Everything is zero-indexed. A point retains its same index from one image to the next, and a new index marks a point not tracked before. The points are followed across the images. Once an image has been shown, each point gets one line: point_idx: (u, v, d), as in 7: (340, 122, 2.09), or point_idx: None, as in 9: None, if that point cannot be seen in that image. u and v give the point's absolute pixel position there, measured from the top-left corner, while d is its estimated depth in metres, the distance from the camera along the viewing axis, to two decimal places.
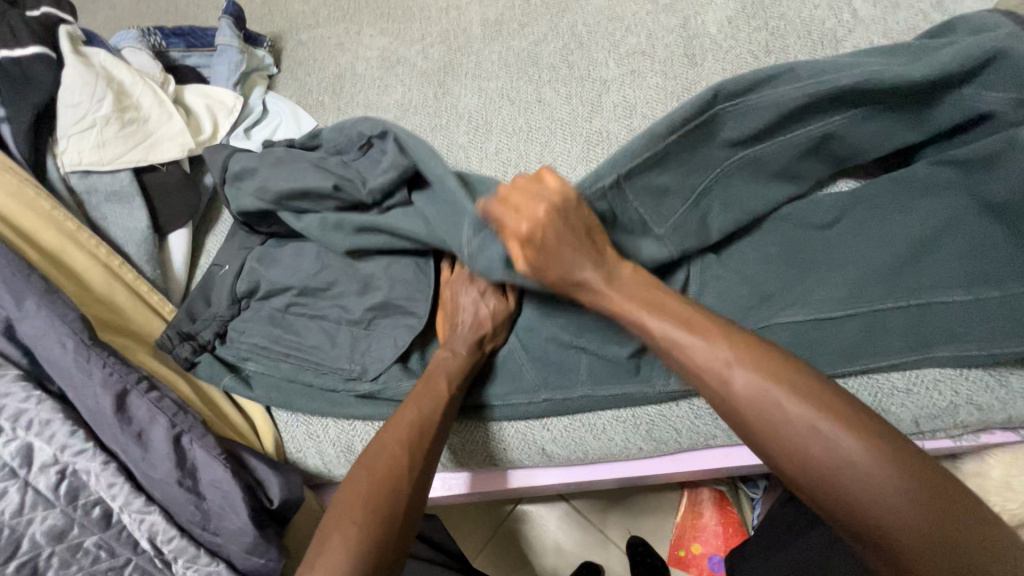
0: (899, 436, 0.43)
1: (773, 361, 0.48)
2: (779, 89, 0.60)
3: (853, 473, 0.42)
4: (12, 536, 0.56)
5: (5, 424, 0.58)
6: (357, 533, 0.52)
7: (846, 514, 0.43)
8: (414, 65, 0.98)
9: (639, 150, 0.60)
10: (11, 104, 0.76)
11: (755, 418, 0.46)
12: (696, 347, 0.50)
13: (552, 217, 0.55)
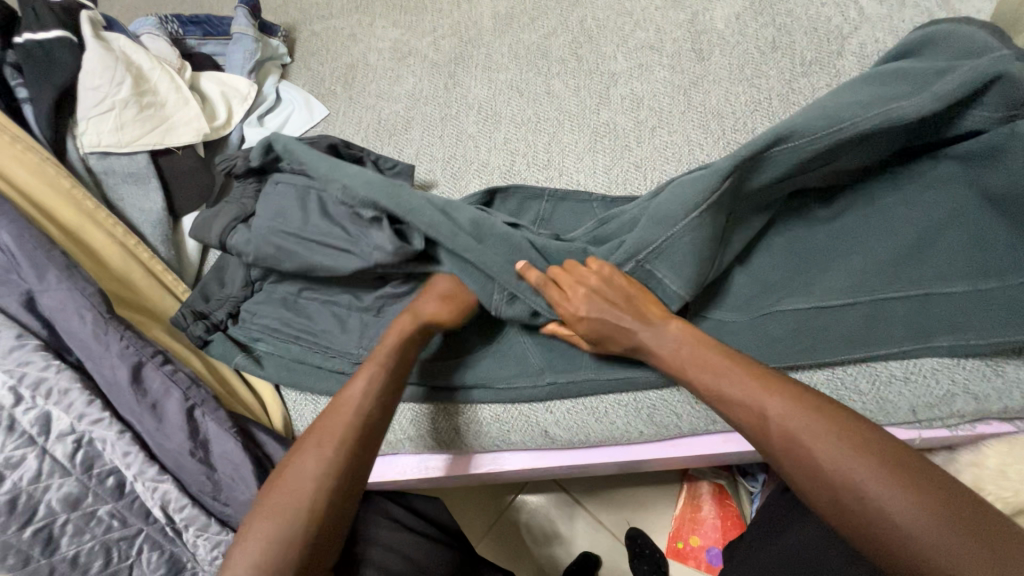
0: (941, 496, 0.42)
1: (814, 409, 0.49)
2: (809, 139, 0.59)
3: (883, 524, 0.43)
4: (29, 501, 0.58)
5: (25, 392, 0.59)
6: (272, 530, 0.50)
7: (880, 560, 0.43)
8: (425, 56, 1.00)
9: (666, 222, 0.61)
10: (34, 85, 0.78)
11: (789, 461, 0.48)
12: (735, 390, 0.53)
13: (597, 292, 0.60)
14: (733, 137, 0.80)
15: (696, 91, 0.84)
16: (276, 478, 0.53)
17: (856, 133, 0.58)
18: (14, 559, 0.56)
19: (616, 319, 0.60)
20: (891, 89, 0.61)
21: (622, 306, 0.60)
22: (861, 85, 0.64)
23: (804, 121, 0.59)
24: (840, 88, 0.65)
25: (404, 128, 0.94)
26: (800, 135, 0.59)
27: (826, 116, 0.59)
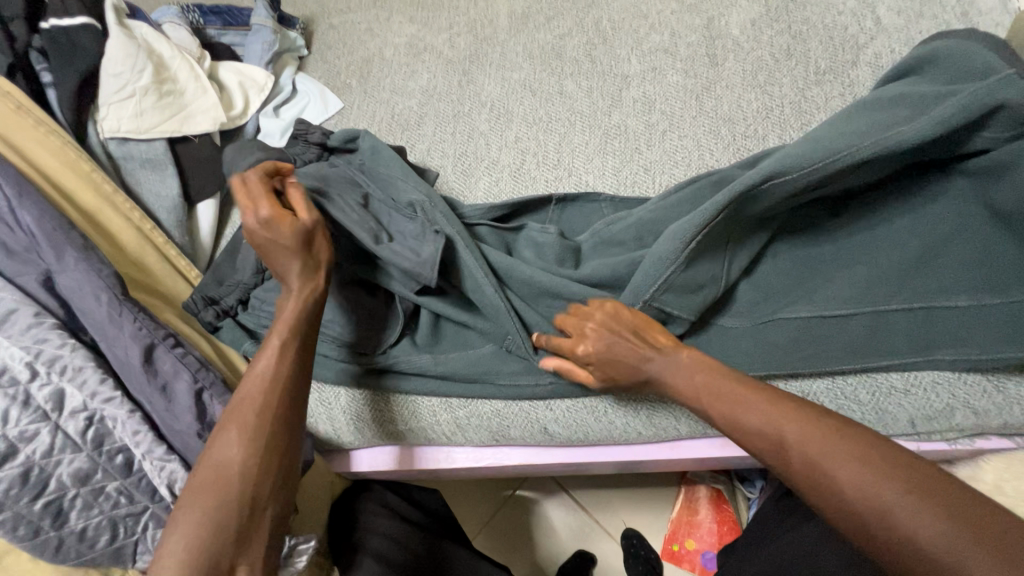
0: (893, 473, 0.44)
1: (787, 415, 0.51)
2: (804, 173, 0.58)
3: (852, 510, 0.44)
4: (41, 475, 0.60)
5: (40, 368, 0.61)
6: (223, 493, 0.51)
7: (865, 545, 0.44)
8: (440, 53, 1.01)
9: (672, 254, 0.61)
10: (59, 70, 0.80)
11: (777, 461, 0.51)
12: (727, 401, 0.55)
13: (600, 335, 0.62)
14: (744, 143, 0.80)
15: (708, 96, 0.84)
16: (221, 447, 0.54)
17: (857, 160, 0.58)
18: (26, 529, 0.59)
19: (625, 355, 0.60)
20: (889, 115, 0.61)
21: (631, 347, 0.60)
22: (859, 111, 0.63)
23: (798, 154, 0.58)
24: (841, 115, 0.63)
25: (417, 123, 0.95)
26: (795, 169, 0.58)
27: (821, 145, 0.58)
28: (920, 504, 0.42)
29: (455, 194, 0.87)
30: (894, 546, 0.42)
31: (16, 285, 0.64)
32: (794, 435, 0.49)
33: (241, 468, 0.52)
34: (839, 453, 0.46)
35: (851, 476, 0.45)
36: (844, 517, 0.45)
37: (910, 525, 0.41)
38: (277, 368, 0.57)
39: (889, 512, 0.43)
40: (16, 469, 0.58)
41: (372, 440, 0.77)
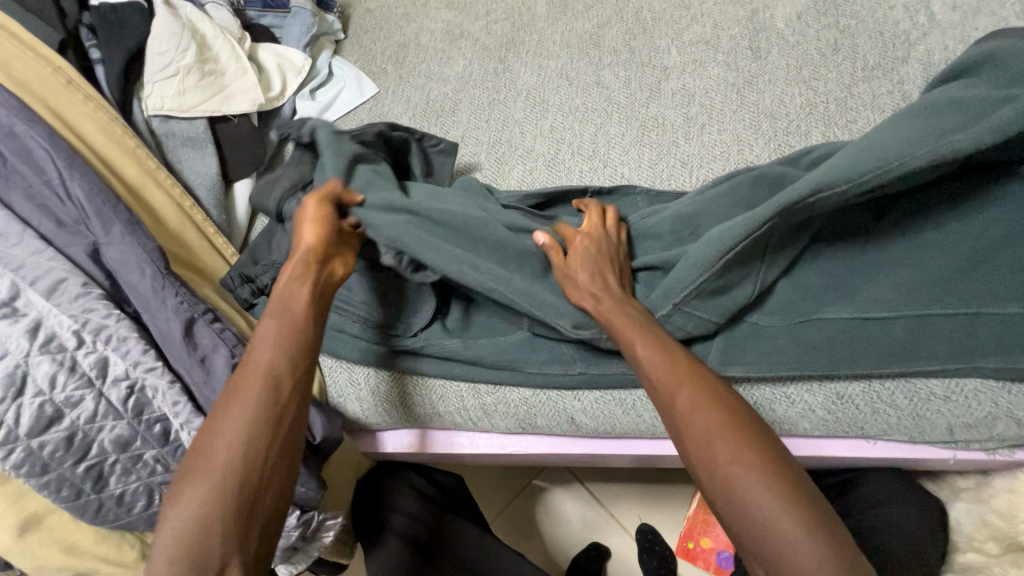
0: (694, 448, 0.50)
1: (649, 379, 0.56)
2: (850, 183, 0.56)
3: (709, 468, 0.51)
4: (84, 439, 0.62)
5: (87, 337, 0.63)
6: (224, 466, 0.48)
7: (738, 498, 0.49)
8: (477, 40, 1.00)
9: (713, 259, 0.60)
10: (107, 47, 0.81)
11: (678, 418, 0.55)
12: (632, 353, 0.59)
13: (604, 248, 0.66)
14: (786, 139, 0.78)
15: (750, 90, 0.83)
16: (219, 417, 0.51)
17: (903, 172, 0.56)
18: (69, 490, 0.61)
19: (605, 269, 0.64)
20: (943, 120, 0.58)
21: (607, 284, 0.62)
22: (910, 116, 0.60)
23: (844, 165, 0.57)
24: (891, 122, 0.61)
25: (451, 109, 0.95)
26: (843, 178, 0.56)
27: (870, 157, 0.56)
28: (794, 508, 0.44)
29: (488, 181, 0.87)
30: (756, 535, 0.44)
31: (66, 256, 0.65)
32: (709, 415, 0.50)
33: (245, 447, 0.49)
34: (737, 442, 0.47)
35: (744, 471, 0.46)
36: (722, 499, 0.47)
37: (773, 523, 0.44)
38: (268, 362, 0.53)
39: (761, 507, 0.44)
40: (61, 432, 0.60)
41: (400, 422, 0.78)
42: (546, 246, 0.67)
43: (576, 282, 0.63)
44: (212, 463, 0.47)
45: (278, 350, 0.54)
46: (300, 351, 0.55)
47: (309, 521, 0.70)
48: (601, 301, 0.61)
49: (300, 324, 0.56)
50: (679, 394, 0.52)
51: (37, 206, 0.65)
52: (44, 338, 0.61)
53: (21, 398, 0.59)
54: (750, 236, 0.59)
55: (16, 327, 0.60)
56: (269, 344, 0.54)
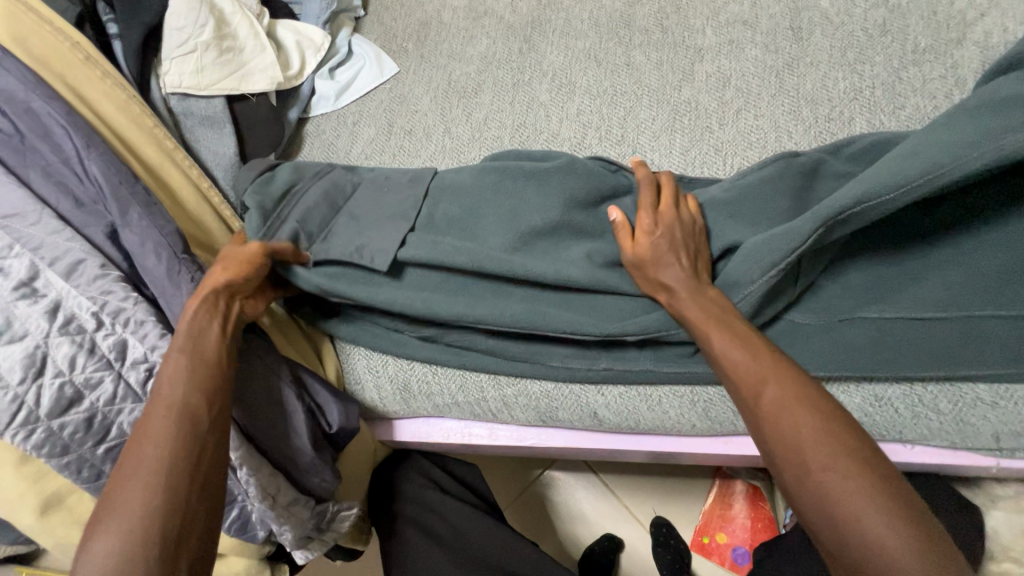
0: (800, 454, 0.46)
1: (743, 376, 0.51)
2: (900, 191, 0.52)
3: (787, 476, 0.47)
4: (104, 422, 0.61)
5: (106, 319, 0.62)
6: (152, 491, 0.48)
7: (809, 516, 0.45)
8: (501, 18, 0.97)
9: (760, 279, 0.58)
10: (124, 21, 0.79)
11: (748, 423, 0.51)
12: (720, 350, 0.54)
13: (675, 230, 0.62)
14: (828, 125, 0.74)
15: (790, 73, 0.78)
16: (137, 447, 0.50)
17: (961, 177, 0.52)
18: (89, 472, 0.61)
19: (678, 256, 0.60)
20: (1004, 117, 0.53)
21: (677, 262, 0.60)
22: (965, 114, 0.55)
23: (892, 168, 0.53)
24: (945, 117, 0.57)
25: (474, 91, 0.92)
26: (888, 188, 0.53)
27: (919, 159, 0.53)
28: (897, 517, 0.42)
29: None
30: (861, 554, 0.42)
31: (84, 236, 0.64)
32: (805, 420, 0.47)
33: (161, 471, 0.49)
34: (836, 449, 0.45)
35: (844, 482, 0.44)
36: (810, 504, 0.45)
37: (866, 531, 0.42)
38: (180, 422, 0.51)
39: (860, 520, 0.42)
40: (80, 414, 0.60)
41: (419, 411, 0.77)
42: (626, 261, 0.64)
43: (649, 265, 0.61)
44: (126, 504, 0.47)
45: (182, 386, 0.53)
46: (208, 403, 0.54)
47: (326, 512, 0.70)
48: (682, 282, 0.59)
49: (209, 359, 0.56)
50: (764, 398, 0.50)
51: (55, 184, 0.64)
52: (63, 319, 0.60)
53: (41, 379, 0.58)
54: (794, 255, 0.56)
55: (36, 308, 0.59)
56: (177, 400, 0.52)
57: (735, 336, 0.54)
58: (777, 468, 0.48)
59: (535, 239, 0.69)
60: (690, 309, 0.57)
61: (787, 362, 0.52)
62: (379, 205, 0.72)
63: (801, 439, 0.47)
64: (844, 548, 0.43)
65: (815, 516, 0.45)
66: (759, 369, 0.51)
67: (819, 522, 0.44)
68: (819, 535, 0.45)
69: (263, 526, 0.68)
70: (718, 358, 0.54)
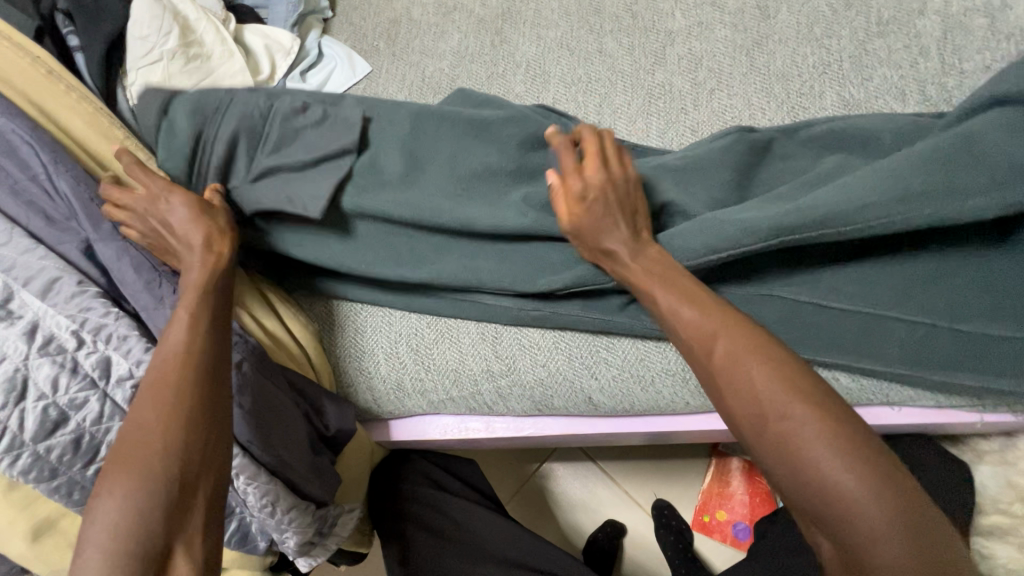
0: (758, 409, 0.47)
1: (697, 335, 0.52)
2: (864, 214, 0.56)
3: (748, 432, 0.47)
4: (92, 442, 0.59)
5: (87, 336, 0.60)
6: (162, 442, 0.48)
7: (774, 470, 0.46)
8: (471, 12, 0.96)
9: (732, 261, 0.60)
10: (85, 32, 0.77)
11: (708, 384, 0.51)
12: (677, 312, 0.54)
13: (608, 191, 0.61)
14: (799, 101, 0.75)
15: (760, 51, 0.79)
16: (141, 399, 0.50)
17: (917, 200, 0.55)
18: (80, 494, 0.60)
19: (616, 216, 0.60)
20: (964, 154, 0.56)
21: (610, 220, 0.60)
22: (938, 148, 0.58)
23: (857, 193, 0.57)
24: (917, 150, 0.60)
25: (448, 86, 0.91)
26: (851, 206, 0.56)
27: (880, 183, 0.56)
28: (855, 460, 0.43)
29: None
30: (823, 503, 0.43)
31: (58, 253, 0.63)
32: (758, 370, 0.48)
33: (171, 422, 0.49)
34: (793, 395, 0.46)
35: (803, 429, 0.45)
36: (773, 456, 0.46)
37: (826, 478, 0.43)
38: (191, 374, 0.51)
39: (821, 467, 0.43)
40: (67, 436, 0.58)
41: (412, 408, 0.77)
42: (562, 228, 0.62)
43: (588, 229, 0.60)
44: (139, 456, 0.47)
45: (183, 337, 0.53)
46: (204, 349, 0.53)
47: (327, 515, 0.70)
48: (627, 243, 0.59)
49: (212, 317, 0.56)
50: (720, 357, 0.50)
51: (24, 203, 0.63)
52: (42, 340, 0.58)
53: (23, 403, 0.57)
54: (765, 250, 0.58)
55: (12, 330, 0.57)
56: (194, 355, 0.53)
57: (686, 293, 0.54)
58: (739, 426, 0.48)
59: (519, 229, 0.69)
60: (635, 271, 0.58)
61: (735, 315, 0.52)
62: (304, 150, 0.70)
63: (757, 392, 0.47)
64: (805, 497, 0.44)
65: (779, 470, 0.45)
66: (711, 325, 0.52)
67: (783, 475, 0.45)
68: (784, 488, 0.46)
69: (264, 536, 0.67)
70: (675, 320, 0.54)
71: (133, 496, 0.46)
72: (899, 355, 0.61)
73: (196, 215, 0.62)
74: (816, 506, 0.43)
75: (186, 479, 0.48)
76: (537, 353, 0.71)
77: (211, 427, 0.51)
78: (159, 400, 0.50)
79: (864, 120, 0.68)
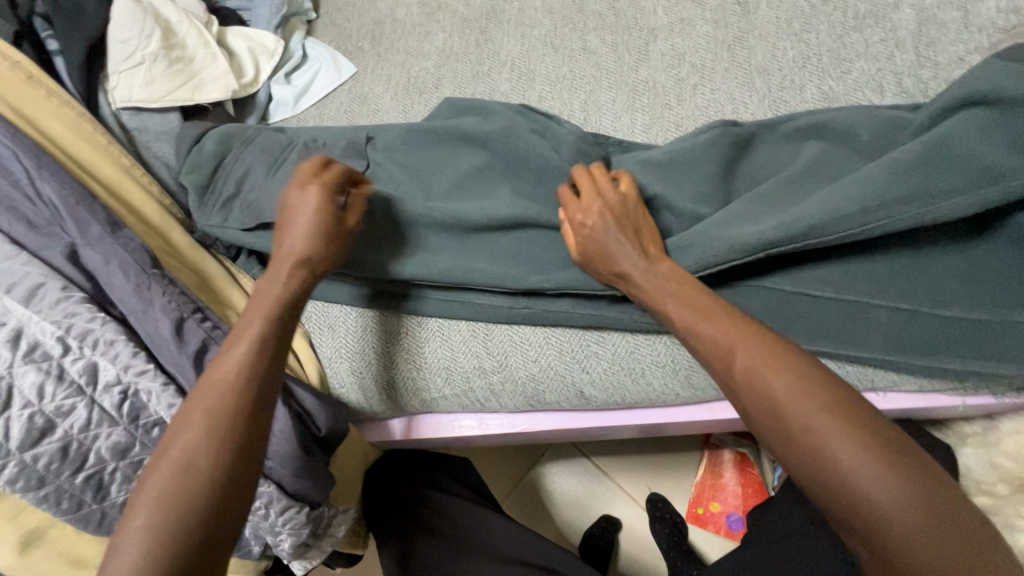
0: (784, 422, 0.47)
1: (718, 347, 0.52)
2: (849, 225, 0.57)
3: (775, 444, 0.47)
4: (80, 449, 0.59)
5: (72, 343, 0.59)
6: (191, 477, 0.48)
7: (805, 482, 0.46)
8: (455, 12, 0.96)
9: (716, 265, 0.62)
10: (64, 36, 0.76)
11: (731, 396, 0.51)
12: (697, 325, 0.54)
13: (618, 218, 0.62)
14: (780, 95, 0.77)
15: (741, 47, 0.80)
16: (178, 431, 0.50)
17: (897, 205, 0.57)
18: (68, 502, 0.59)
19: (631, 238, 0.61)
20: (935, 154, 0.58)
21: (617, 244, 0.60)
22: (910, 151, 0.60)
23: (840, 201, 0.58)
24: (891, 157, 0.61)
25: (434, 86, 0.92)
26: (834, 214, 0.58)
27: (862, 191, 0.58)
28: (887, 471, 0.43)
29: None
30: (855, 514, 0.43)
31: (41, 258, 0.61)
32: (782, 383, 0.47)
33: (207, 455, 0.49)
34: (821, 407, 0.46)
35: (834, 442, 0.44)
36: (802, 468, 0.46)
37: (859, 490, 0.43)
38: (222, 405, 0.51)
39: (852, 479, 0.43)
40: (54, 444, 0.58)
41: (408, 408, 0.77)
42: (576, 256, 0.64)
43: (602, 255, 0.61)
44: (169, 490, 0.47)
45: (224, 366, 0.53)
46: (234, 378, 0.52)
47: (321, 517, 0.69)
48: (641, 264, 0.59)
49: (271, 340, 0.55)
50: (741, 369, 0.50)
51: (6, 209, 0.62)
52: (27, 346, 0.57)
53: (8, 411, 0.56)
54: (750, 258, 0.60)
55: None
56: (237, 377, 0.52)
57: (706, 305, 0.54)
58: (766, 437, 0.48)
59: (507, 227, 0.71)
60: (649, 287, 0.58)
61: (755, 326, 0.52)
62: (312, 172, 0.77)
63: (783, 404, 0.47)
64: (839, 509, 0.44)
65: (810, 482, 0.45)
66: (732, 338, 0.51)
67: (814, 487, 0.45)
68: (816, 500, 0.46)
69: (257, 540, 0.67)
70: (694, 334, 0.54)
71: (162, 532, 0.46)
72: (884, 341, 0.62)
73: (315, 220, 0.60)
74: (850, 517, 0.43)
75: (217, 512, 0.48)
76: (528, 349, 0.72)
77: (240, 458, 0.50)
78: (194, 432, 0.50)
79: (842, 113, 0.69)
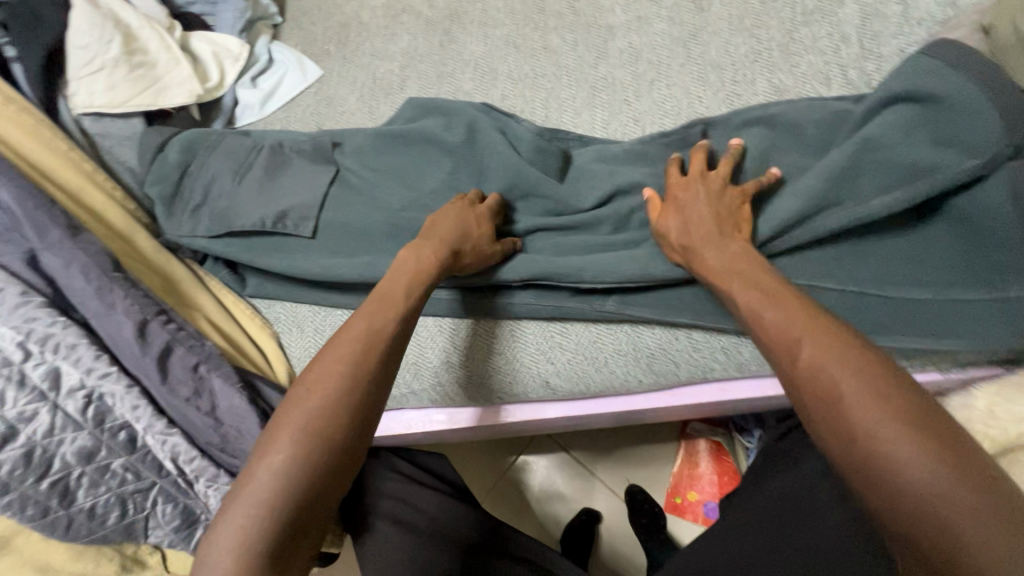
0: (849, 417, 0.43)
1: (786, 337, 0.49)
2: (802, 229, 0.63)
3: (834, 440, 0.44)
4: (45, 455, 0.59)
5: (33, 347, 0.59)
6: (269, 484, 0.46)
7: (862, 485, 0.42)
8: (419, 13, 0.98)
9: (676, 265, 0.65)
10: (22, 43, 0.76)
11: (791, 388, 0.48)
12: (766, 315, 0.51)
13: (711, 198, 0.62)
14: (733, 89, 0.79)
15: (695, 43, 0.83)
16: (275, 425, 0.49)
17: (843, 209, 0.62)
18: (34, 509, 0.59)
19: (726, 220, 0.61)
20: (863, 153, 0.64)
21: (701, 217, 0.61)
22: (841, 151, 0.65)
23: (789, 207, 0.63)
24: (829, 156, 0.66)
25: (399, 87, 0.93)
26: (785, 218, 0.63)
27: (808, 197, 0.63)
28: (961, 483, 0.39)
29: None
30: (916, 524, 0.39)
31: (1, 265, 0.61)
32: (847, 379, 0.44)
33: (308, 457, 0.47)
34: (889, 415, 0.42)
35: (902, 445, 0.41)
36: (858, 468, 0.42)
37: (922, 499, 0.39)
38: (313, 408, 0.49)
39: (919, 486, 0.39)
40: (18, 450, 0.57)
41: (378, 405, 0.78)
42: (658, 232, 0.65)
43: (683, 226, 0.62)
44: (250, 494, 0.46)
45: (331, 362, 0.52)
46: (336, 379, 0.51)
47: None
48: (723, 245, 0.59)
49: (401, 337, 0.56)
50: (805, 361, 0.47)
51: None
52: None
53: None
54: None
55: None
56: (340, 374, 0.51)
57: (778, 298, 0.52)
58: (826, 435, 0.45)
59: None
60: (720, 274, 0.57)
61: (828, 321, 0.49)
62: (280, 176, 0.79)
63: (849, 399, 0.44)
64: (899, 518, 0.40)
65: (869, 485, 0.41)
66: (803, 329, 0.48)
67: (873, 491, 0.41)
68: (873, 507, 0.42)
69: None
70: (761, 322, 0.51)
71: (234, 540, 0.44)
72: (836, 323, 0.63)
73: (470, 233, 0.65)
74: (911, 528, 0.39)
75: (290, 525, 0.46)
76: (495, 342, 0.73)
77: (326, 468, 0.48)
78: (292, 431, 0.48)
79: (791, 105, 0.72)
